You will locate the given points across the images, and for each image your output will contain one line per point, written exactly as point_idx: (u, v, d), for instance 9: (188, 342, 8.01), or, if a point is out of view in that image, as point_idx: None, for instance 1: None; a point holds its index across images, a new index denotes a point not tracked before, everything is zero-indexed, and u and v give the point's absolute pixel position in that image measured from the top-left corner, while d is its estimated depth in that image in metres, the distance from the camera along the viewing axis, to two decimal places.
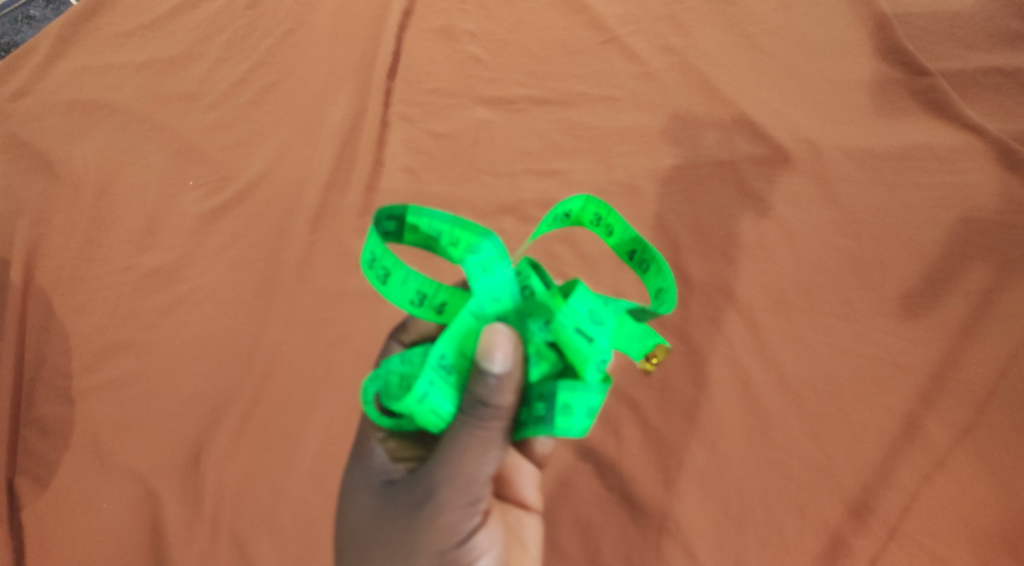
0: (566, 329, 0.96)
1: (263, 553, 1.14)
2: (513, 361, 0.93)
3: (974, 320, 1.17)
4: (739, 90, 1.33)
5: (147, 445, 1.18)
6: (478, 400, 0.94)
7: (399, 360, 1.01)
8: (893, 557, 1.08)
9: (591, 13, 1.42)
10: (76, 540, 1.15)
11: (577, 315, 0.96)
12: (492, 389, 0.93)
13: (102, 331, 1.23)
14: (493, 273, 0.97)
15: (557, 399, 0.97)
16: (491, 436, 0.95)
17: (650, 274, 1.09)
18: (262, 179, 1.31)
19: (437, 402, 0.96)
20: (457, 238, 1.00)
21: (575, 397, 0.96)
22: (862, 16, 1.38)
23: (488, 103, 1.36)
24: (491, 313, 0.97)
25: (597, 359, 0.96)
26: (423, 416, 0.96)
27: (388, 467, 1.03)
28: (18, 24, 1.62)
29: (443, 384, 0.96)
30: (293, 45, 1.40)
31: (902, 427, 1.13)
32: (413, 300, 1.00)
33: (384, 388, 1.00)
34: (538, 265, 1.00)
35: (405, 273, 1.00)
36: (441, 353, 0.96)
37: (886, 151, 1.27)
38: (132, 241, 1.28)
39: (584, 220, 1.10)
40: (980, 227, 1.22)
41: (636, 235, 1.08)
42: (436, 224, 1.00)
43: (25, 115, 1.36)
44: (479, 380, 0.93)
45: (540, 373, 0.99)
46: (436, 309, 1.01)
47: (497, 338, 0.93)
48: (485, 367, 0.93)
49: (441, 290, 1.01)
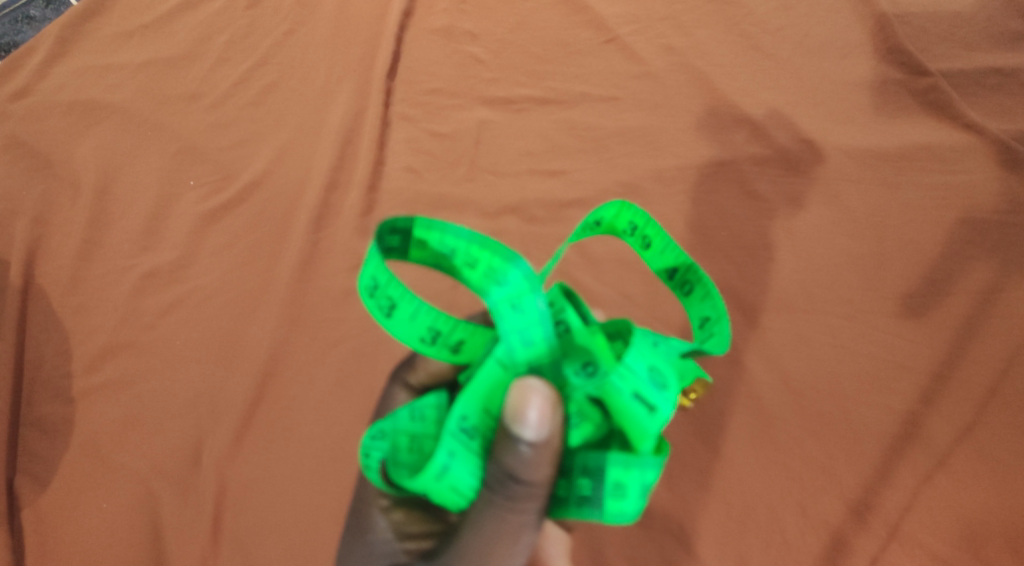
0: (622, 394, 0.89)
1: (264, 553, 1.13)
2: (548, 424, 0.87)
3: (975, 320, 1.17)
4: (739, 91, 1.33)
5: (148, 445, 1.18)
6: (509, 473, 0.89)
7: (409, 417, 0.96)
8: (895, 557, 1.08)
9: (591, 13, 1.41)
10: (76, 540, 1.15)
11: (634, 379, 0.90)
12: (525, 460, 0.88)
13: (102, 331, 1.23)
14: (521, 307, 0.90)
15: (608, 477, 0.90)
16: (524, 511, 0.91)
17: (694, 297, 1.04)
18: (263, 179, 1.31)
19: (459, 476, 0.91)
20: (475, 257, 0.91)
21: (630, 476, 0.90)
22: (863, 16, 1.38)
23: (489, 103, 1.36)
24: (522, 360, 0.90)
25: (654, 430, 0.89)
26: (443, 491, 0.91)
27: (393, 547, 1.04)
28: (18, 24, 1.62)
29: (465, 451, 0.91)
30: (294, 46, 1.40)
31: (903, 427, 1.13)
32: (423, 338, 0.94)
33: (393, 450, 0.95)
34: (572, 293, 0.95)
35: (414, 307, 0.94)
36: (462, 415, 0.91)
37: (886, 151, 1.28)
38: (132, 241, 1.28)
39: (618, 228, 1.05)
40: (980, 227, 1.22)
41: (680, 253, 1.04)
42: (451, 240, 0.92)
43: (25, 115, 1.36)
44: (511, 447, 0.88)
45: (581, 438, 0.93)
46: (452, 348, 0.95)
47: (530, 396, 0.87)
48: (517, 433, 0.87)
49: (456, 328, 0.95)
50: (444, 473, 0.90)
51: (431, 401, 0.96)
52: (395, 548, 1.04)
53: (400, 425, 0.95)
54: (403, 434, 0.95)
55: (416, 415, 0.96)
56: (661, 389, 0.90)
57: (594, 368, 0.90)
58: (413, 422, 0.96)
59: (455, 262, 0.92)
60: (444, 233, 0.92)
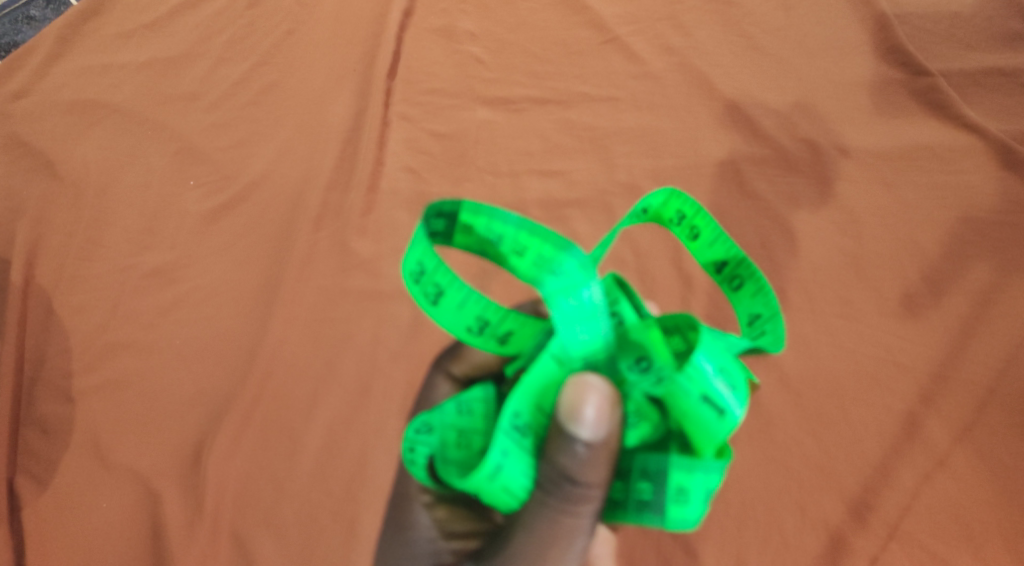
0: (690, 396, 0.89)
1: (263, 552, 1.13)
2: (606, 423, 0.86)
3: (974, 320, 1.17)
4: (739, 90, 1.34)
5: (147, 443, 1.18)
6: (564, 474, 0.88)
7: (456, 411, 0.95)
8: (894, 557, 1.08)
9: (590, 13, 1.42)
10: (75, 539, 1.15)
11: (702, 382, 0.89)
12: (581, 460, 0.87)
13: (103, 330, 1.23)
14: (577, 298, 0.90)
15: (672, 481, 0.90)
16: (580, 516, 0.90)
17: (744, 291, 1.02)
18: (263, 179, 1.31)
19: (510, 476, 0.90)
20: (524, 245, 0.91)
21: (693, 481, 0.89)
22: (862, 16, 1.38)
23: (489, 103, 1.36)
24: (578, 356, 0.90)
25: (723, 433, 0.88)
26: (494, 492, 0.90)
27: (437, 547, 1.04)
28: (19, 24, 1.62)
29: (518, 449, 0.90)
30: (294, 46, 1.41)
31: (903, 427, 1.13)
32: (470, 328, 0.94)
33: (441, 445, 0.94)
34: (625, 283, 0.96)
35: (462, 296, 0.93)
36: (515, 411, 0.90)
37: (886, 150, 1.28)
38: (133, 241, 1.28)
39: (665, 216, 1.04)
40: (980, 227, 1.22)
41: (732, 246, 1.02)
42: (499, 227, 0.92)
43: (26, 116, 1.37)
44: (567, 447, 0.87)
45: (639, 438, 0.93)
46: (499, 339, 0.95)
47: (588, 393, 0.86)
48: (574, 432, 0.86)
49: (506, 320, 0.94)
50: (497, 471, 0.89)
51: (478, 395, 0.96)
52: (440, 547, 1.04)
53: (447, 420, 0.95)
54: (450, 429, 0.95)
55: (463, 409, 0.96)
56: (728, 391, 0.89)
57: (649, 363, 0.90)
58: (460, 416, 0.95)
59: (502, 248, 0.93)
60: (493, 218, 0.93)
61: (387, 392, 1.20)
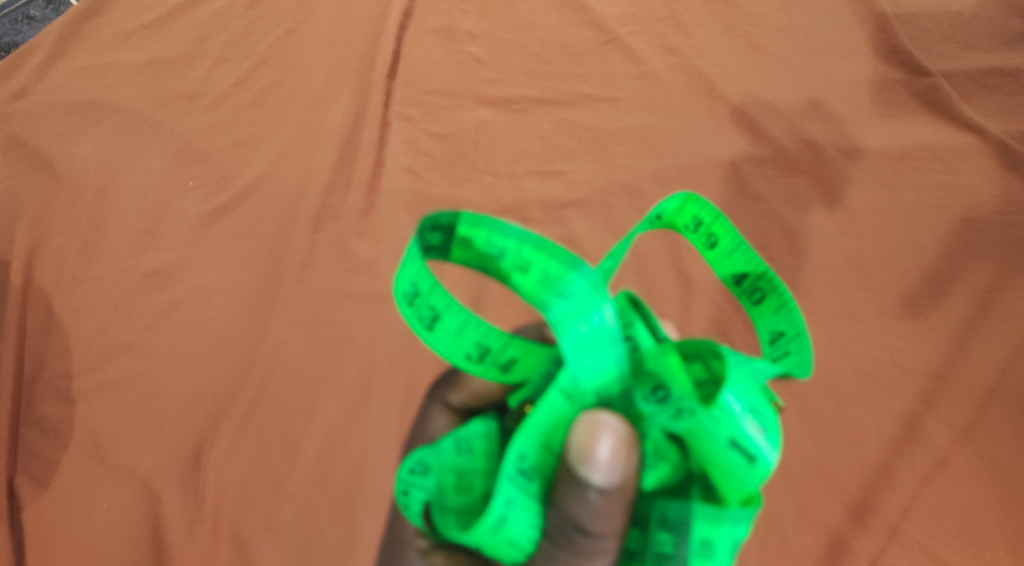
0: (717, 441, 0.88)
1: (263, 553, 1.13)
2: (619, 468, 0.86)
3: (975, 320, 1.17)
4: (739, 90, 1.34)
5: (147, 444, 1.18)
6: (576, 524, 0.87)
7: (455, 450, 0.95)
8: (895, 558, 1.07)
9: (591, 14, 1.42)
10: (75, 540, 1.15)
11: (730, 425, 0.87)
12: (594, 508, 0.87)
13: (102, 331, 1.23)
14: (587, 323, 0.89)
15: (695, 533, 0.90)
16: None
17: (766, 304, 1.01)
18: (262, 180, 1.31)
19: (516, 529, 0.89)
20: (529, 261, 0.90)
21: (719, 533, 0.89)
22: (862, 16, 1.38)
23: (489, 103, 1.36)
24: (589, 390, 0.89)
25: (756, 479, 0.87)
26: (497, 545, 0.90)
27: None
28: (18, 24, 1.62)
29: (523, 497, 0.89)
30: (294, 46, 1.41)
31: (904, 428, 1.13)
32: (471, 355, 0.93)
33: (439, 490, 0.94)
34: (639, 302, 0.94)
35: (461, 321, 0.93)
36: (520, 453, 0.89)
37: (887, 151, 1.27)
38: (133, 241, 1.28)
39: (680, 224, 1.03)
40: (980, 227, 1.22)
41: (752, 252, 1.00)
42: (501, 241, 0.91)
43: (26, 116, 1.36)
44: (579, 494, 0.86)
45: (657, 479, 0.93)
46: (502, 366, 0.94)
47: (600, 434, 0.86)
48: (587, 477, 0.86)
49: (509, 347, 0.93)
50: (501, 522, 0.88)
51: (479, 430, 0.96)
52: None
53: (445, 460, 0.95)
54: (449, 471, 0.94)
55: (463, 447, 0.95)
56: (760, 433, 0.88)
57: (666, 394, 0.89)
58: (459, 455, 0.95)
59: (504, 264, 0.92)
60: (494, 232, 0.92)
61: (387, 393, 1.20)
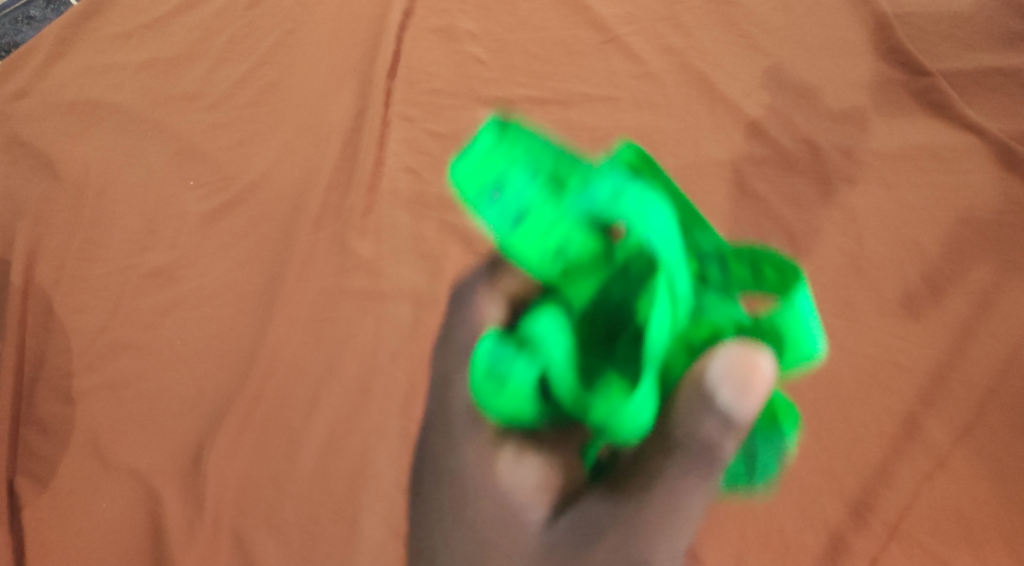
0: (800, 313, 0.87)
1: (264, 552, 1.13)
2: (752, 399, 0.84)
3: (974, 320, 1.17)
4: (738, 90, 1.34)
5: (148, 444, 1.18)
6: (700, 433, 0.86)
7: (518, 348, 0.88)
8: (895, 557, 1.08)
9: (591, 13, 1.42)
10: (75, 540, 1.14)
11: (802, 324, 0.87)
12: (724, 416, 0.85)
13: (102, 331, 1.23)
14: (658, 205, 0.84)
15: (753, 456, 0.98)
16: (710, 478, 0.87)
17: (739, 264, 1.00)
18: (263, 180, 1.31)
19: (640, 409, 0.83)
20: (565, 171, 0.89)
21: (765, 450, 0.98)
22: (862, 16, 1.38)
23: (488, 103, 1.37)
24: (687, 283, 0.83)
25: (798, 358, 0.88)
26: (621, 421, 0.83)
27: None
28: (19, 24, 1.62)
29: (650, 373, 0.82)
30: (294, 45, 1.41)
31: (903, 427, 1.13)
32: (544, 256, 0.89)
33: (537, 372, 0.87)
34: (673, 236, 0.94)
35: (539, 215, 0.89)
36: (660, 323, 0.82)
37: (886, 151, 1.28)
38: (133, 241, 1.28)
39: None
40: (979, 227, 1.22)
41: None
42: (537, 148, 0.90)
43: (27, 117, 1.37)
44: (710, 402, 0.85)
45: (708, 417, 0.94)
46: (558, 275, 0.89)
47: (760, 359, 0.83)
48: (720, 397, 0.84)
49: (578, 242, 0.89)
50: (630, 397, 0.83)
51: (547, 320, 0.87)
52: None
53: (522, 370, 0.87)
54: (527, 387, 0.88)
55: (524, 345, 0.87)
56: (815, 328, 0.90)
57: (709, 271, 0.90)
58: (533, 362, 0.87)
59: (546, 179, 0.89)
60: (529, 141, 0.90)
61: (388, 391, 1.19)
